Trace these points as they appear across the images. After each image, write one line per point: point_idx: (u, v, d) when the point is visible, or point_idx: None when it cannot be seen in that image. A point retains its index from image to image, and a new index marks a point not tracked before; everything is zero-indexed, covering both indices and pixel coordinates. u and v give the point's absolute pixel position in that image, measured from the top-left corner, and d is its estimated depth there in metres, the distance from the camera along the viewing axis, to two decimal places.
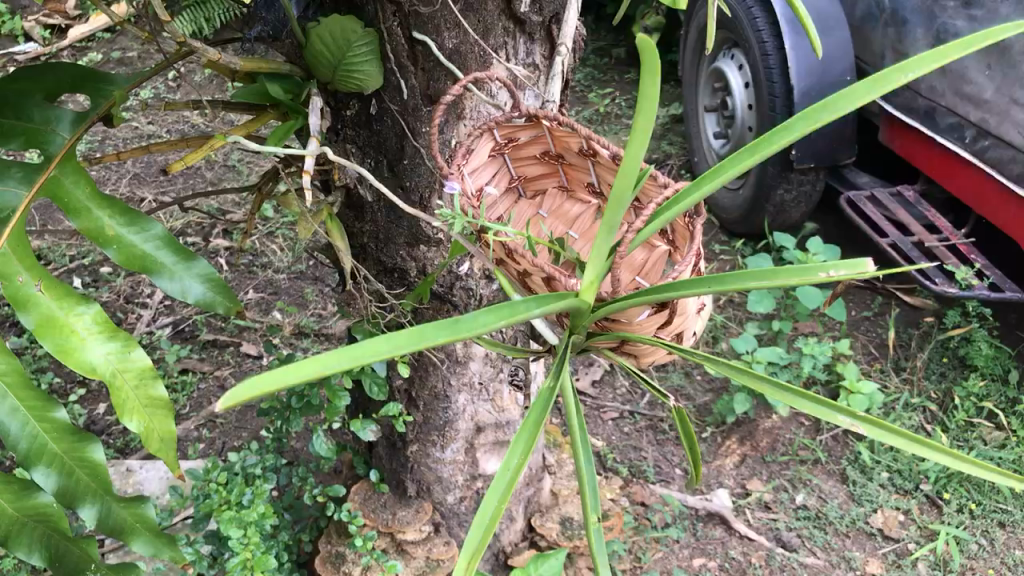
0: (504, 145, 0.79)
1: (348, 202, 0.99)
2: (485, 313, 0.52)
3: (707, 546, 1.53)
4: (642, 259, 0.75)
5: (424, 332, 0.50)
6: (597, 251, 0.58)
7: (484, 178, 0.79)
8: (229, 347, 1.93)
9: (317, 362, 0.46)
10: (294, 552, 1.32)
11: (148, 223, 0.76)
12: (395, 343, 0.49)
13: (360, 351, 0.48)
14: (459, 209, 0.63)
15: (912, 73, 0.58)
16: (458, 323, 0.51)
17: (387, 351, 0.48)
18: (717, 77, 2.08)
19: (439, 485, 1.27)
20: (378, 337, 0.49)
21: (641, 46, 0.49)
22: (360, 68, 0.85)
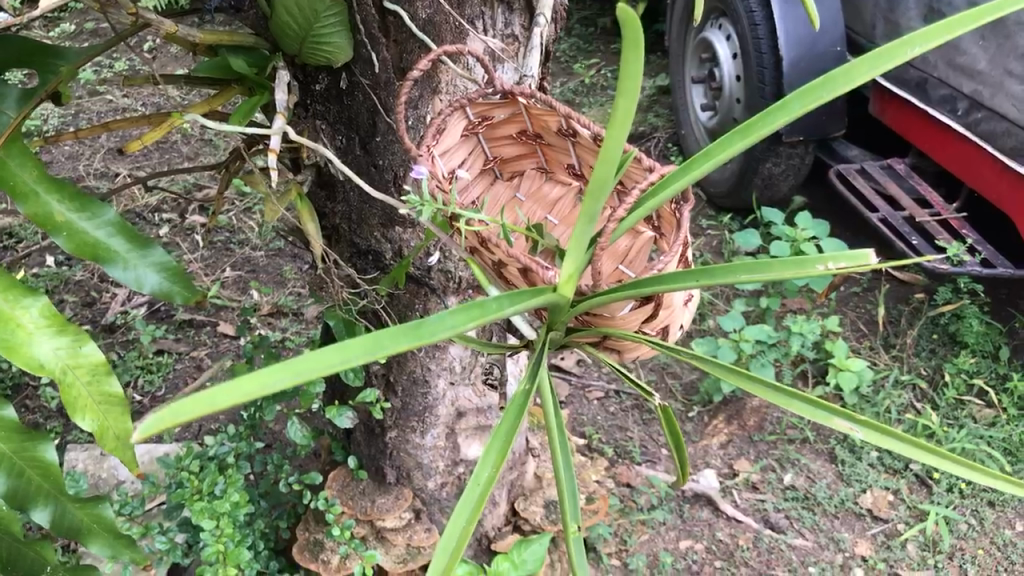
0: (478, 124, 0.74)
1: (321, 181, 0.95)
2: (457, 314, 0.48)
3: (694, 527, 1.52)
4: (626, 247, 0.71)
5: (384, 339, 0.46)
6: (577, 241, 0.53)
7: (457, 160, 0.75)
8: (207, 327, 1.89)
9: (258, 378, 0.42)
10: (271, 540, 1.28)
11: (101, 208, 0.72)
12: (351, 352, 0.45)
13: (310, 363, 0.44)
14: (428, 195, 0.58)
15: (916, 49, 0.54)
16: (421, 326, 0.47)
17: (340, 364, 0.44)
18: (704, 48, 2.03)
19: (419, 471, 1.24)
20: (332, 347, 0.45)
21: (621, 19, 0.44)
22: (329, 40, 0.80)
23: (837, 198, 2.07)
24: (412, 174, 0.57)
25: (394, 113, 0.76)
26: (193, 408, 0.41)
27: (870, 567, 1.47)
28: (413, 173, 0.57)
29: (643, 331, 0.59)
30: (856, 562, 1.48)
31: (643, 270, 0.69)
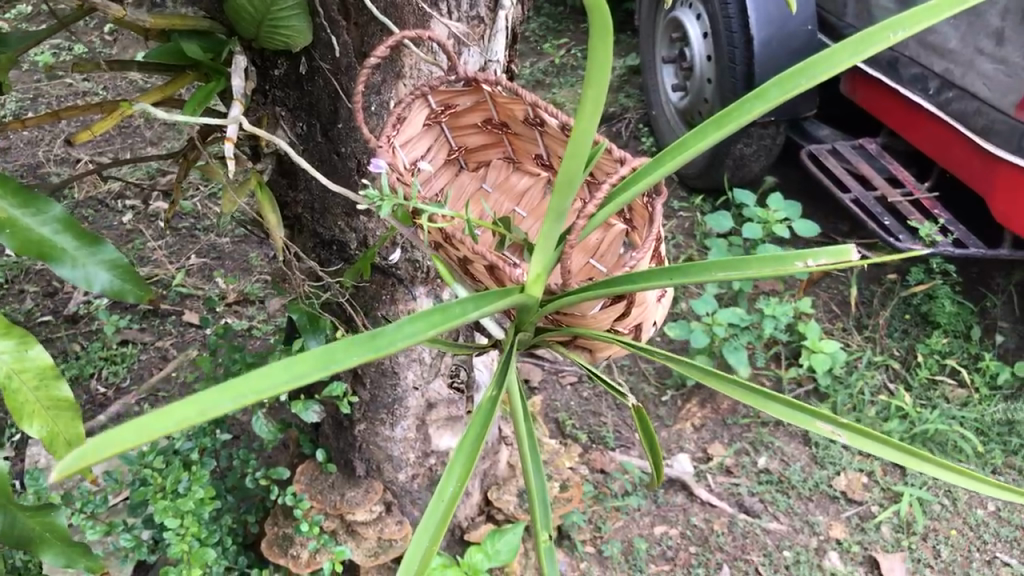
0: (441, 113, 0.72)
1: (281, 169, 0.92)
2: (414, 322, 0.47)
3: (668, 513, 1.51)
4: (597, 240, 0.69)
5: (335, 354, 0.45)
6: (544, 239, 0.51)
7: (419, 151, 0.72)
8: (172, 316, 1.85)
9: (199, 403, 0.41)
10: (239, 535, 1.26)
11: (47, 204, 0.69)
12: (298, 367, 0.44)
13: (253, 382, 0.42)
14: (388, 189, 0.55)
15: (898, 34, 0.52)
16: (376, 337, 0.46)
17: (285, 384, 0.43)
18: (674, 28, 2.00)
19: (390, 464, 1.22)
20: (277, 362, 0.43)
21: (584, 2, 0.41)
22: (286, 23, 0.78)
23: (809, 179, 2.06)
24: (369, 168, 0.55)
25: (353, 100, 0.73)
26: (125, 437, 0.40)
27: (845, 550, 1.47)
28: (370, 168, 0.55)
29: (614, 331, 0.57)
30: (830, 545, 1.48)
31: (615, 266, 0.67)
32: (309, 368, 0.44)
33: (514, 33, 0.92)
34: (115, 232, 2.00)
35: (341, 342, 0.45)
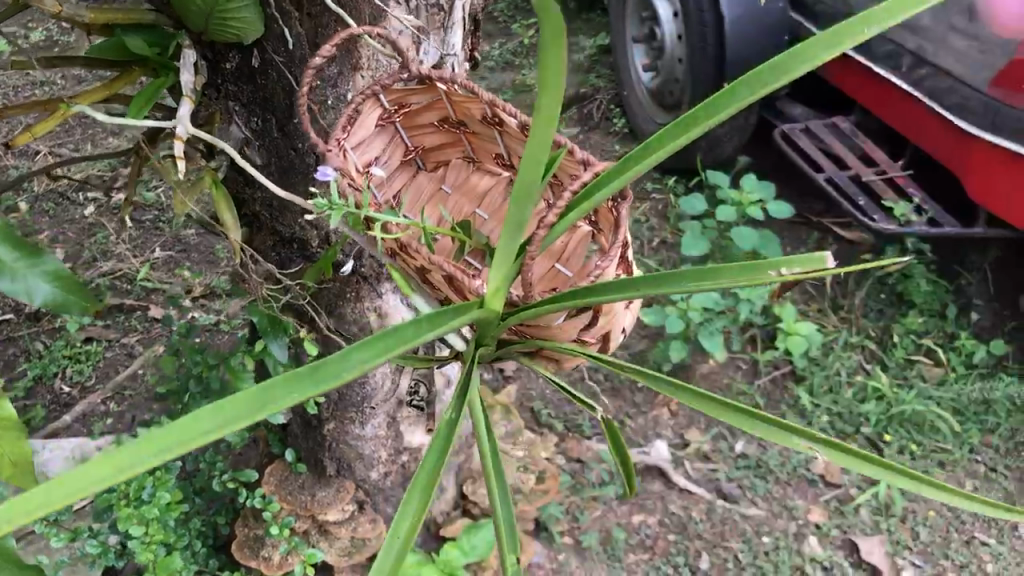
0: (395, 112, 0.69)
1: (236, 166, 0.89)
2: (362, 350, 0.47)
3: (646, 501, 1.49)
4: (562, 244, 0.68)
5: (284, 387, 0.45)
6: (502, 253, 0.51)
7: (374, 151, 0.70)
8: (137, 311, 1.79)
9: (149, 449, 0.41)
10: (210, 537, 1.22)
11: None
12: (239, 406, 0.44)
13: (203, 423, 0.43)
14: (338, 197, 0.53)
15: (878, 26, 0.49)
16: (318, 369, 0.46)
17: (234, 424, 0.43)
18: (644, 6, 1.97)
19: (361, 462, 1.19)
20: (222, 402, 0.43)
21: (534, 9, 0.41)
22: (237, 14, 0.74)
23: (781, 159, 2.04)
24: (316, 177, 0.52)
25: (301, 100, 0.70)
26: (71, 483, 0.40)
27: (823, 534, 1.46)
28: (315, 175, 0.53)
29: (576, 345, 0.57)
30: (809, 530, 1.47)
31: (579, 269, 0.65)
32: (252, 407, 0.44)
33: (475, 20, 0.89)
34: (76, 226, 1.95)
35: (284, 377, 0.45)
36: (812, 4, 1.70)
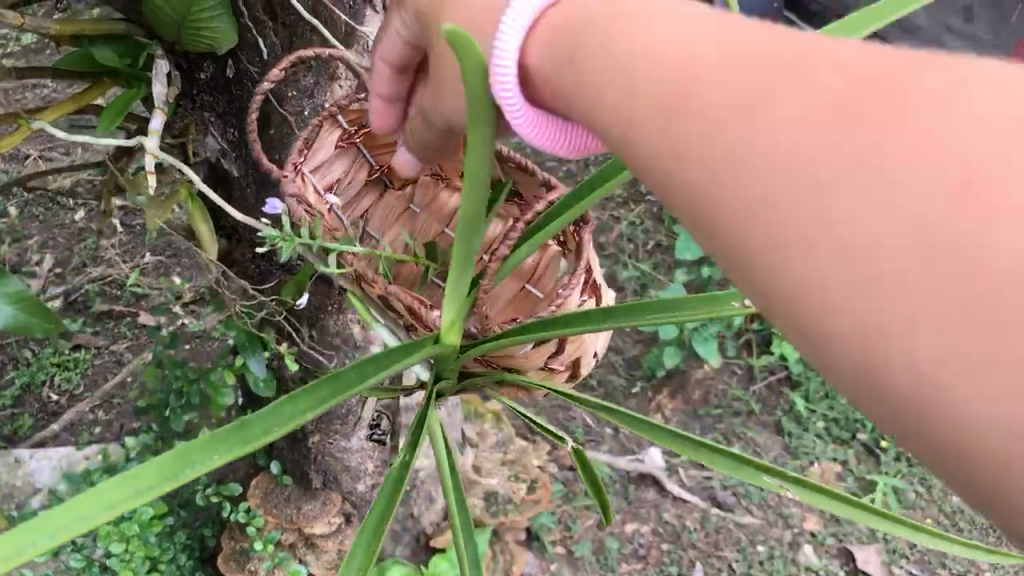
0: (355, 134, 0.74)
1: (215, 178, 0.88)
2: (277, 412, 0.50)
3: (639, 509, 1.46)
4: (532, 265, 0.76)
5: (195, 451, 0.48)
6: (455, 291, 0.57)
7: (334, 173, 0.75)
8: (127, 318, 1.72)
9: (59, 520, 0.44)
10: (196, 550, 1.20)
11: None
12: (169, 463, 0.47)
13: (114, 493, 0.45)
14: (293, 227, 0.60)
15: None
16: (248, 426, 0.49)
17: (146, 493, 0.46)
18: None
19: (347, 474, 1.17)
20: (130, 471, 0.46)
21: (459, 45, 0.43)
22: (208, 25, 0.72)
23: None
24: (266, 209, 0.66)
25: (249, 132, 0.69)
26: None
27: (818, 543, 1.44)
28: (266, 207, 0.67)
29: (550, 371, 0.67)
30: (804, 538, 1.45)
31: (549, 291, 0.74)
32: (173, 471, 0.47)
33: None
34: (67, 232, 1.80)
35: (214, 434, 0.48)
36: (808, 4, 1.67)
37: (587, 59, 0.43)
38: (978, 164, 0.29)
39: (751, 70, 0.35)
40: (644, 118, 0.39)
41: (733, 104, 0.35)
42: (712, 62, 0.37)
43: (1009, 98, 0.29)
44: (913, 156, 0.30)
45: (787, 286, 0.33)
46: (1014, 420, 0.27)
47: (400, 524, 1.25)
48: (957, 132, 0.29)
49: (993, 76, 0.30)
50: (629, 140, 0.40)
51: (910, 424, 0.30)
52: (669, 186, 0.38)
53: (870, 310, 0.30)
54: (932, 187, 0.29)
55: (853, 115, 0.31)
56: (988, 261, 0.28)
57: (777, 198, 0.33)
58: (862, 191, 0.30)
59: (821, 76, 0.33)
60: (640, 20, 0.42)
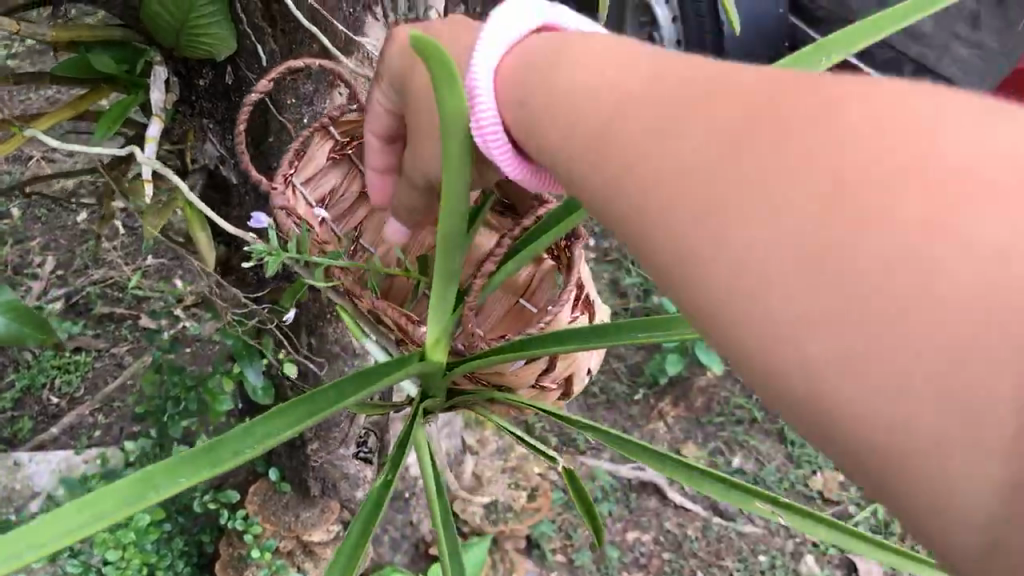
0: (349, 145, 0.75)
1: (213, 183, 0.88)
2: (250, 434, 0.51)
3: (641, 518, 1.46)
4: (527, 279, 0.79)
5: (166, 471, 0.48)
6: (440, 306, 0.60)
7: (329, 185, 0.76)
8: (127, 320, 1.68)
9: (31, 538, 0.43)
10: (193, 556, 1.19)
11: None
12: (133, 490, 0.47)
13: (86, 512, 0.45)
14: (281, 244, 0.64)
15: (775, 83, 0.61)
16: (214, 451, 0.50)
17: (119, 512, 0.46)
18: (644, 10, 1.93)
19: (346, 482, 1.16)
20: (102, 490, 0.46)
21: (437, 62, 0.45)
22: (205, 32, 0.72)
23: None
24: (251, 225, 0.68)
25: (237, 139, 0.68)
26: None
27: (821, 553, 1.43)
28: (252, 223, 0.68)
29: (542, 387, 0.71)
30: (807, 548, 1.44)
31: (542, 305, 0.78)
32: (145, 491, 0.47)
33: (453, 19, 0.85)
34: (70, 233, 1.76)
35: (179, 459, 0.49)
36: (814, 10, 1.65)
37: (541, 95, 0.47)
38: (854, 161, 0.30)
39: (669, 101, 0.38)
40: (587, 157, 0.41)
41: (653, 132, 0.38)
42: (641, 97, 0.40)
43: (883, 107, 0.31)
44: (793, 170, 0.31)
45: (698, 304, 0.34)
46: (889, 416, 0.28)
47: (399, 531, 1.24)
48: (829, 143, 0.31)
49: (874, 89, 0.32)
50: (574, 177, 0.42)
51: (831, 442, 0.30)
52: (614, 213, 0.39)
53: (764, 319, 0.31)
54: (822, 181, 0.30)
55: (749, 132, 0.33)
56: (852, 264, 0.29)
57: (682, 220, 0.34)
58: (749, 204, 0.32)
59: (722, 103, 0.35)
60: (588, 67, 0.45)
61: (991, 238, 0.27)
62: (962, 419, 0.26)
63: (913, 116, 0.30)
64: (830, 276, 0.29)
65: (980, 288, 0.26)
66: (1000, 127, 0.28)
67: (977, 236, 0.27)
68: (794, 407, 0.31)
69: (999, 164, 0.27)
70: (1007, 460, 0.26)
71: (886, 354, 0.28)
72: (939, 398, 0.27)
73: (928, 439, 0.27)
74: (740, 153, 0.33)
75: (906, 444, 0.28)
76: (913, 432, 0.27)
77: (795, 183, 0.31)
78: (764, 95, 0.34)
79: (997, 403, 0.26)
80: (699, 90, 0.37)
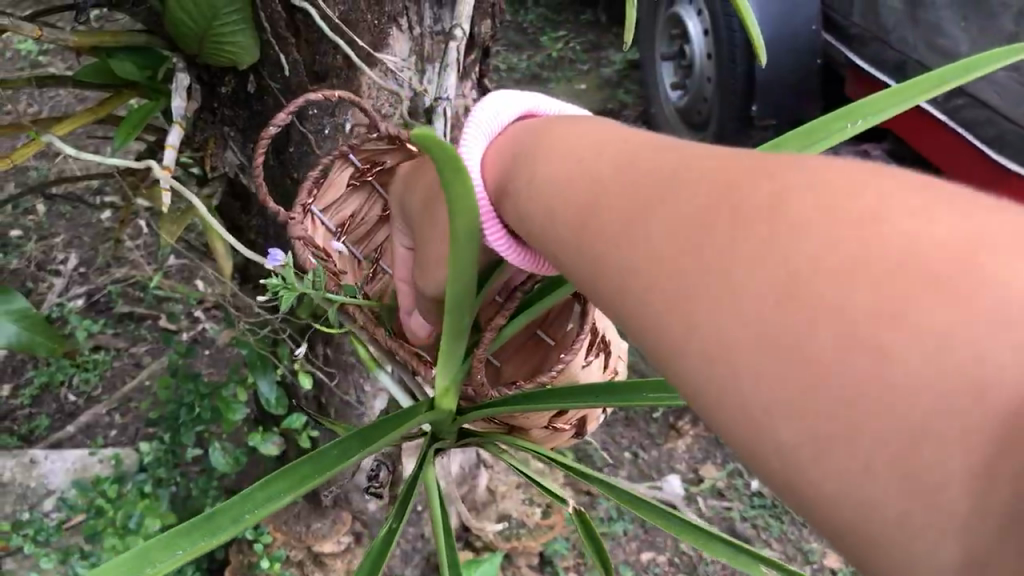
0: (368, 170, 0.78)
1: (234, 192, 0.87)
2: (264, 491, 0.60)
3: (656, 538, 1.44)
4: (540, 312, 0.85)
5: (195, 527, 0.57)
6: (450, 356, 0.67)
7: (348, 208, 0.80)
8: (147, 321, 1.63)
9: None
10: (204, 561, 1.17)
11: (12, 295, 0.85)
12: (167, 547, 0.56)
13: (131, 562, 0.54)
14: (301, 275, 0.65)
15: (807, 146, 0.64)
16: (213, 521, 0.58)
17: (160, 563, 0.55)
18: (674, 23, 1.91)
19: (358, 494, 1.15)
20: (146, 546, 0.55)
21: (448, 165, 0.51)
22: (227, 40, 0.70)
23: None
24: (269, 262, 0.67)
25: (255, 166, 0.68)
26: None
27: None
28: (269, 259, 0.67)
29: (555, 429, 0.80)
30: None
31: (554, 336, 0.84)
32: (174, 547, 0.56)
33: (476, 33, 0.84)
34: (94, 231, 1.74)
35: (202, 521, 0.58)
36: (847, 26, 1.62)
37: (541, 185, 0.55)
38: (800, 251, 0.34)
39: (640, 200, 0.45)
40: (595, 240, 0.47)
41: (631, 225, 0.44)
42: (620, 196, 0.47)
43: (822, 198, 0.35)
44: (758, 265, 0.35)
45: (689, 392, 0.38)
46: (856, 498, 0.31)
47: (411, 544, 1.22)
48: (790, 240, 0.35)
49: (817, 184, 0.36)
50: (586, 268, 0.48)
51: (806, 513, 0.33)
52: (617, 303, 0.44)
53: (739, 404, 0.35)
54: (773, 268, 0.35)
55: (708, 223, 0.39)
56: (811, 351, 0.32)
57: (672, 307, 0.39)
58: (722, 295, 0.36)
59: (695, 203, 0.40)
60: (571, 159, 0.55)
61: (930, 326, 0.29)
62: (918, 501, 0.29)
63: (863, 213, 0.33)
64: (793, 362, 0.33)
65: (923, 371, 0.29)
66: (931, 210, 0.32)
67: (918, 322, 0.30)
68: (778, 482, 0.34)
69: (935, 256, 0.30)
70: (964, 535, 0.28)
71: (845, 436, 0.31)
72: (897, 481, 0.29)
73: (891, 505, 0.29)
74: (715, 248, 0.38)
75: (871, 523, 0.30)
76: (877, 515, 0.30)
77: (763, 280, 0.35)
78: (739, 191, 0.39)
79: (953, 477, 0.28)
80: (680, 187, 0.42)
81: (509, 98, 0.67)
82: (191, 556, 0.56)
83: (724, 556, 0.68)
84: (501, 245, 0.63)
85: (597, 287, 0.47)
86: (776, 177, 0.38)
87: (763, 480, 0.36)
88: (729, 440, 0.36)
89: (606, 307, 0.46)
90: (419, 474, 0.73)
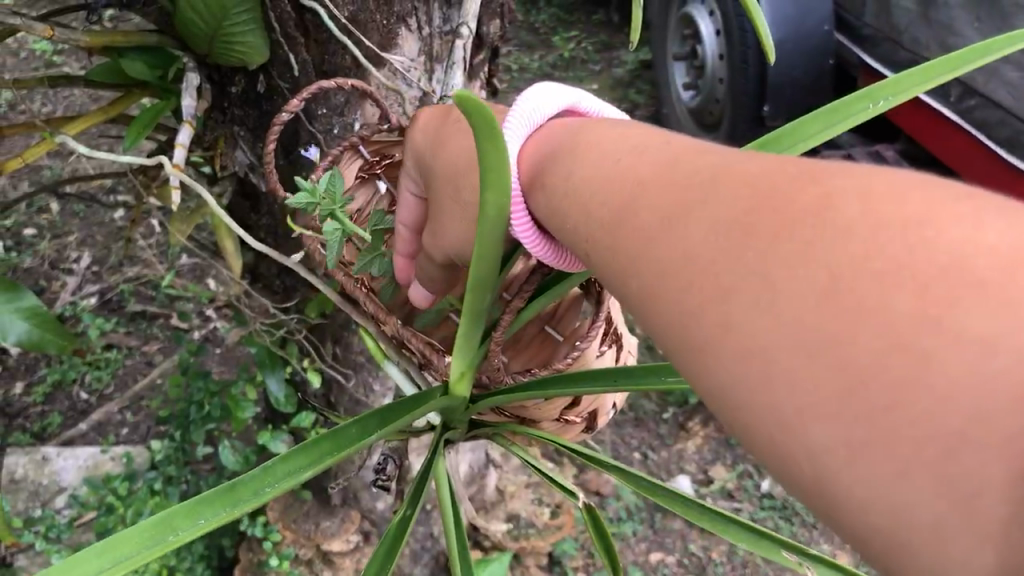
0: (377, 163, 0.78)
1: (244, 191, 0.87)
2: (287, 466, 0.59)
3: (665, 539, 1.43)
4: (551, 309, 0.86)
5: (219, 496, 0.56)
6: (463, 345, 0.67)
7: (358, 202, 0.80)
8: (159, 320, 1.63)
9: (117, 548, 0.52)
10: (214, 559, 1.18)
11: (19, 292, 0.85)
12: (190, 514, 0.55)
13: (156, 527, 0.54)
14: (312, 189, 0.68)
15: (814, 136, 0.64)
16: (233, 493, 0.57)
17: (183, 532, 0.55)
18: (686, 23, 1.90)
19: (368, 493, 1.15)
20: (173, 511, 0.55)
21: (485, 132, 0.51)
22: (237, 40, 0.71)
23: None
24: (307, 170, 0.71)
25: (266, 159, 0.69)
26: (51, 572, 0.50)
27: None
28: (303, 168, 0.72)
29: (565, 421, 0.80)
30: None
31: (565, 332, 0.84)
32: (199, 514, 0.56)
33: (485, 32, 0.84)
34: (106, 229, 1.75)
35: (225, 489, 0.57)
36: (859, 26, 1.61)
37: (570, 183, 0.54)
38: (839, 246, 0.33)
39: (671, 199, 0.43)
40: (626, 238, 0.46)
41: (663, 220, 0.43)
42: (651, 194, 0.46)
43: (866, 197, 0.34)
44: (796, 263, 0.34)
45: (714, 396, 0.37)
46: (887, 502, 0.29)
47: (420, 543, 1.23)
48: (831, 239, 0.33)
49: (865, 188, 0.35)
50: (613, 262, 0.47)
51: (832, 521, 0.32)
52: (642, 302, 0.43)
53: (769, 408, 0.33)
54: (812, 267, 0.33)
55: (744, 221, 0.37)
56: (848, 356, 0.31)
57: (695, 304, 0.38)
58: (754, 294, 0.35)
59: (732, 199, 0.39)
60: (603, 159, 0.54)
61: (975, 330, 0.28)
62: (955, 507, 0.28)
63: (907, 218, 0.32)
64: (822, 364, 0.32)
65: (958, 374, 0.28)
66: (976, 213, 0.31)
67: (962, 326, 0.28)
68: (803, 487, 0.33)
69: (985, 263, 0.29)
70: (1000, 545, 0.27)
71: (888, 439, 0.29)
72: (932, 483, 0.28)
73: (925, 509, 0.28)
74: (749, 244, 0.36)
75: (903, 529, 0.29)
76: (909, 521, 0.29)
77: (805, 278, 0.33)
78: (775, 189, 0.38)
79: (989, 482, 0.27)
80: (714, 185, 0.41)
81: (549, 92, 0.67)
82: (211, 527, 0.55)
83: (745, 541, 0.67)
84: (527, 238, 0.62)
85: (620, 282, 0.46)
86: (816, 180, 0.37)
87: (787, 486, 0.34)
88: (753, 445, 0.35)
89: (629, 305, 0.45)
90: (431, 467, 0.73)
